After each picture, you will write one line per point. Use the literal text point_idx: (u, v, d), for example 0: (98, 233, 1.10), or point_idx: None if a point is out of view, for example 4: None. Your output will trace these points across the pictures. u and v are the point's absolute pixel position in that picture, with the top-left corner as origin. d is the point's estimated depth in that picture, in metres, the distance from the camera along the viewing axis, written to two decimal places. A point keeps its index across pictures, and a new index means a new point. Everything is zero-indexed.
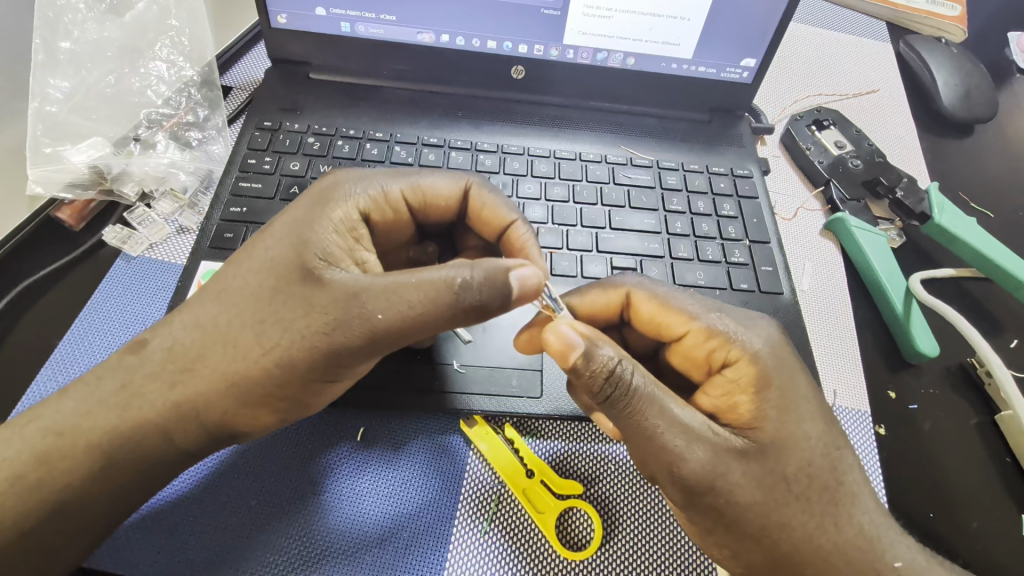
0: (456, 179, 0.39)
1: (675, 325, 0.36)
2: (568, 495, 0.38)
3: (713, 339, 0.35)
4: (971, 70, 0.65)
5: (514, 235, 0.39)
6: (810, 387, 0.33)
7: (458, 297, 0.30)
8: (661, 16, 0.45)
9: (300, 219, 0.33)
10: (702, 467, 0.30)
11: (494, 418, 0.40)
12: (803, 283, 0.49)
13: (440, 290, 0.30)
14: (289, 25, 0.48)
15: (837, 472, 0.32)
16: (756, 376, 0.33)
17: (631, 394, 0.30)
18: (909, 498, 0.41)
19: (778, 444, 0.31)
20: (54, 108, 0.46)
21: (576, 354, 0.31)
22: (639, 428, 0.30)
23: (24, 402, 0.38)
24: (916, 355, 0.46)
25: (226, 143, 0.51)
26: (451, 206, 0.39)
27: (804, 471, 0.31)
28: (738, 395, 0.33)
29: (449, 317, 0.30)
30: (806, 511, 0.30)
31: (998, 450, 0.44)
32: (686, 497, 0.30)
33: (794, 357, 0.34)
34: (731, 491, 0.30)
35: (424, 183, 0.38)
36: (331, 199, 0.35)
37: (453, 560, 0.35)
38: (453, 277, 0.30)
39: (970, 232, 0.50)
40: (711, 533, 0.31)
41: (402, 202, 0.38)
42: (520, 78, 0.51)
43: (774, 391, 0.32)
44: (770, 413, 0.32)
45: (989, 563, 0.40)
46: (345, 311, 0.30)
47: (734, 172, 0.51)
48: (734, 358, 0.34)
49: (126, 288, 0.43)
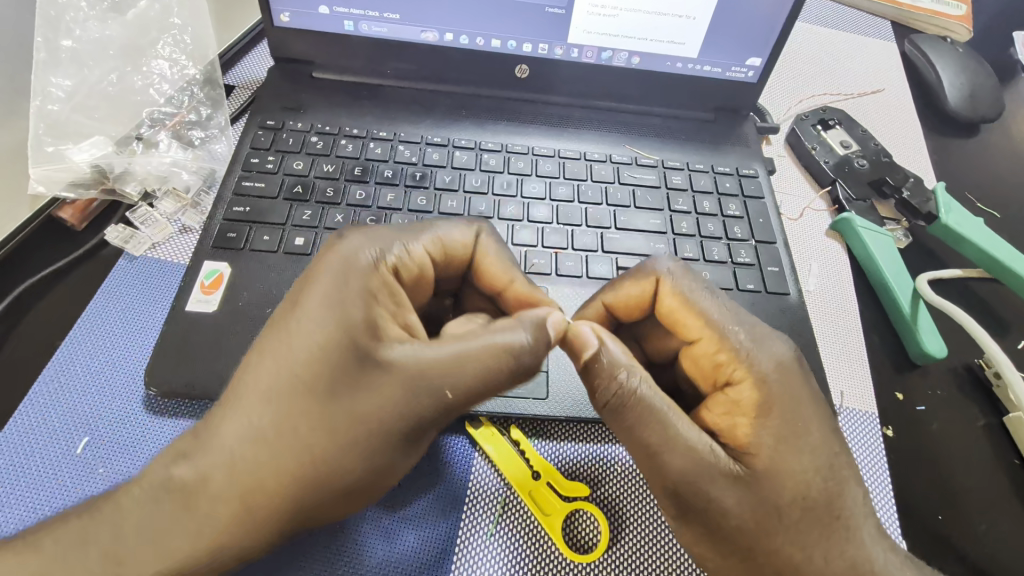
0: (467, 226, 0.38)
1: (690, 328, 0.36)
2: (573, 497, 0.37)
3: (725, 354, 0.34)
4: (976, 69, 0.65)
5: (520, 289, 0.37)
6: (817, 412, 0.32)
7: (518, 359, 0.30)
8: (667, 15, 0.45)
9: (330, 285, 0.31)
10: (695, 486, 0.30)
11: (499, 419, 0.40)
12: (809, 283, 0.48)
13: (501, 355, 0.30)
14: (292, 24, 0.47)
15: (849, 483, 0.31)
16: (760, 399, 0.32)
17: (632, 405, 0.31)
18: (917, 500, 0.41)
19: (773, 473, 0.30)
20: (56, 106, 0.45)
21: (587, 353, 0.32)
22: (636, 440, 0.31)
23: (27, 403, 0.38)
24: (924, 356, 0.46)
25: (229, 142, 0.51)
26: (463, 256, 0.38)
27: (811, 491, 0.30)
28: (738, 417, 0.32)
29: (508, 378, 0.30)
30: (808, 530, 0.30)
31: (1006, 450, 0.44)
32: (676, 509, 0.31)
33: (807, 383, 0.33)
34: (721, 511, 0.30)
35: (437, 235, 0.37)
36: (359, 263, 0.32)
37: (459, 561, 0.35)
38: (515, 334, 0.31)
39: (977, 232, 0.50)
40: (698, 546, 0.32)
41: (422, 259, 0.36)
42: (524, 77, 0.51)
43: (774, 418, 0.31)
44: (767, 440, 0.31)
45: (995, 566, 0.39)
46: (420, 390, 0.29)
47: (740, 172, 0.51)
48: (739, 377, 0.33)
49: (128, 288, 0.43)
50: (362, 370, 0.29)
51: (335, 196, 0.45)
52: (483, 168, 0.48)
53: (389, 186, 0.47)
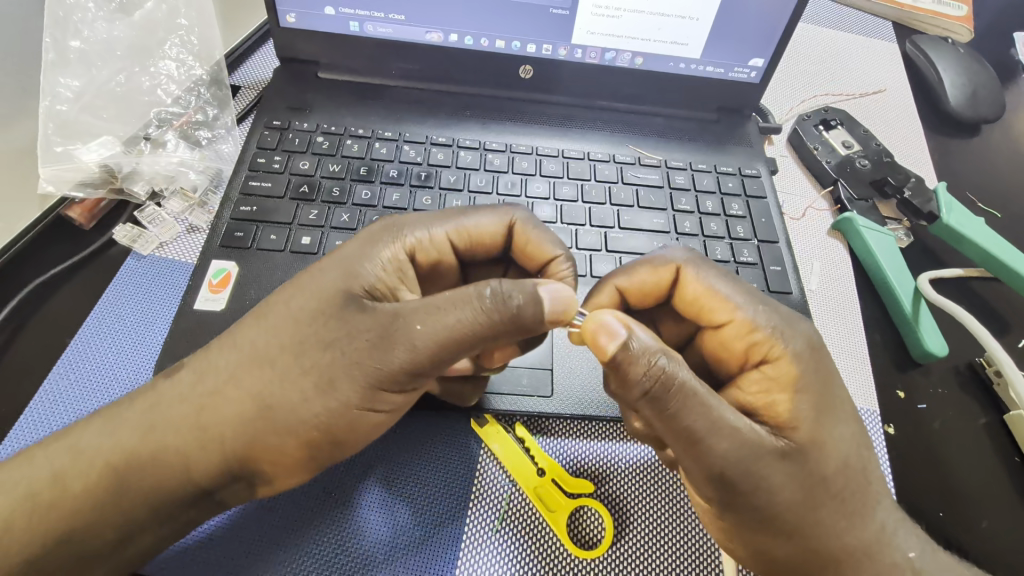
0: (501, 215, 0.38)
1: (718, 311, 0.36)
2: (578, 493, 0.38)
3: (757, 335, 0.35)
4: (977, 70, 0.65)
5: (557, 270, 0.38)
6: (841, 386, 0.34)
7: (486, 301, 0.30)
8: (670, 15, 0.45)
9: (348, 255, 0.34)
10: (743, 468, 0.30)
11: (505, 417, 0.40)
12: (812, 282, 0.49)
13: (468, 297, 0.30)
14: (298, 24, 0.48)
15: (874, 461, 0.33)
16: (796, 373, 0.33)
17: (674, 391, 0.29)
18: (918, 497, 0.41)
19: (817, 445, 0.31)
20: (65, 106, 0.46)
21: (616, 343, 0.30)
22: (681, 426, 0.30)
23: (37, 402, 0.39)
24: (925, 355, 0.46)
25: (235, 143, 0.51)
26: (496, 242, 0.38)
27: (850, 461, 0.32)
28: (776, 392, 0.33)
29: (485, 324, 0.30)
30: (849, 500, 0.31)
31: (1008, 448, 0.44)
32: (725, 496, 0.30)
33: (831, 360, 0.35)
34: (771, 490, 0.30)
35: (469, 222, 0.37)
36: (382, 236, 0.35)
37: (466, 558, 0.36)
38: (484, 286, 0.31)
39: (978, 231, 0.50)
40: (740, 528, 0.32)
41: (449, 243, 0.37)
42: (528, 77, 0.51)
43: (811, 392, 0.32)
44: (805, 413, 0.32)
45: (995, 561, 0.40)
46: (394, 333, 0.30)
47: (743, 172, 0.51)
48: (776, 355, 0.34)
49: (136, 287, 0.43)
50: (370, 366, 0.30)
51: (341, 195, 0.46)
52: (487, 167, 0.49)
53: (394, 186, 0.47)
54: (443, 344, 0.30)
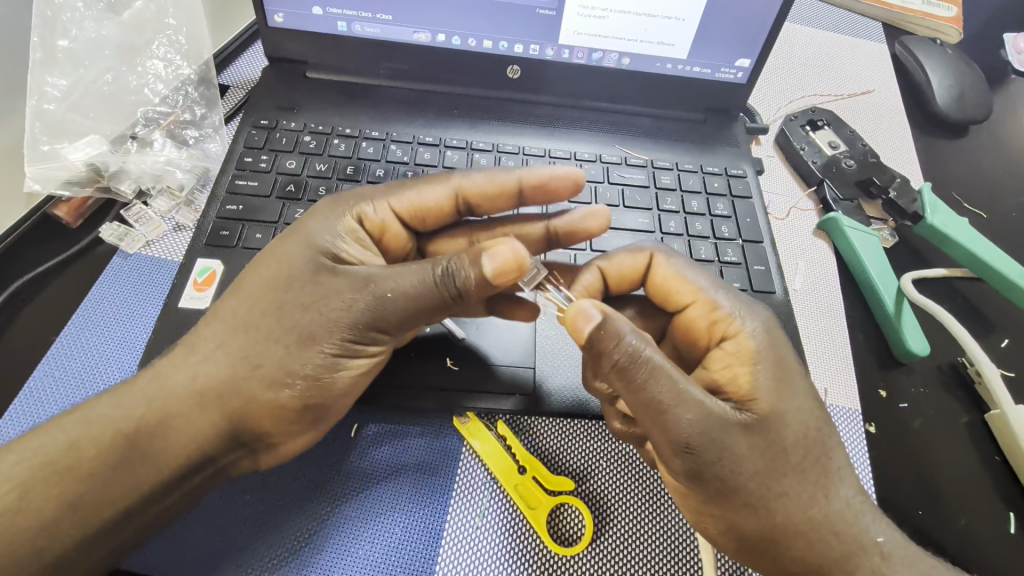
0: (442, 183, 0.39)
1: (683, 293, 0.38)
2: (560, 491, 0.38)
3: (718, 312, 0.36)
4: (965, 70, 0.65)
5: (529, 183, 0.39)
6: (799, 363, 0.34)
7: (437, 278, 0.33)
8: (656, 16, 0.45)
9: (302, 233, 0.35)
10: (707, 437, 0.30)
11: (486, 415, 0.40)
12: (796, 282, 0.49)
13: (419, 289, 0.32)
14: (286, 24, 0.48)
15: (835, 438, 0.33)
16: (753, 348, 0.34)
17: (642, 363, 0.30)
18: (898, 494, 0.42)
19: (778, 416, 0.31)
20: (52, 105, 0.46)
21: (590, 326, 0.31)
22: (650, 397, 0.30)
23: (21, 396, 0.39)
24: (907, 354, 0.46)
25: (222, 142, 0.51)
26: (443, 207, 0.40)
27: (809, 433, 0.32)
28: (737, 367, 0.34)
29: (442, 303, 0.33)
30: (810, 470, 0.31)
31: (988, 447, 0.44)
32: (690, 469, 0.30)
33: (787, 341, 0.36)
34: (734, 461, 0.30)
35: (412, 196, 0.39)
36: (342, 206, 0.37)
37: (445, 557, 0.36)
38: (437, 263, 0.33)
39: (961, 231, 0.51)
40: (707, 503, 0.31)
41: (393, 219, 0.39)
42: (515, 77, 0.51)
43: (768, 366, 0.33)
44: (764, 385, 0.32)
45: (973, 557, 0.40)
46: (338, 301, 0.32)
47: (729, 172, 0.52)
48: (734, 332, 0.35)
49: (122, 286, 0.44)
50: None
51: (327, 195, 0.46)
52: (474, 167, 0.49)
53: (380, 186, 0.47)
54: (405, 310, 0.32)
